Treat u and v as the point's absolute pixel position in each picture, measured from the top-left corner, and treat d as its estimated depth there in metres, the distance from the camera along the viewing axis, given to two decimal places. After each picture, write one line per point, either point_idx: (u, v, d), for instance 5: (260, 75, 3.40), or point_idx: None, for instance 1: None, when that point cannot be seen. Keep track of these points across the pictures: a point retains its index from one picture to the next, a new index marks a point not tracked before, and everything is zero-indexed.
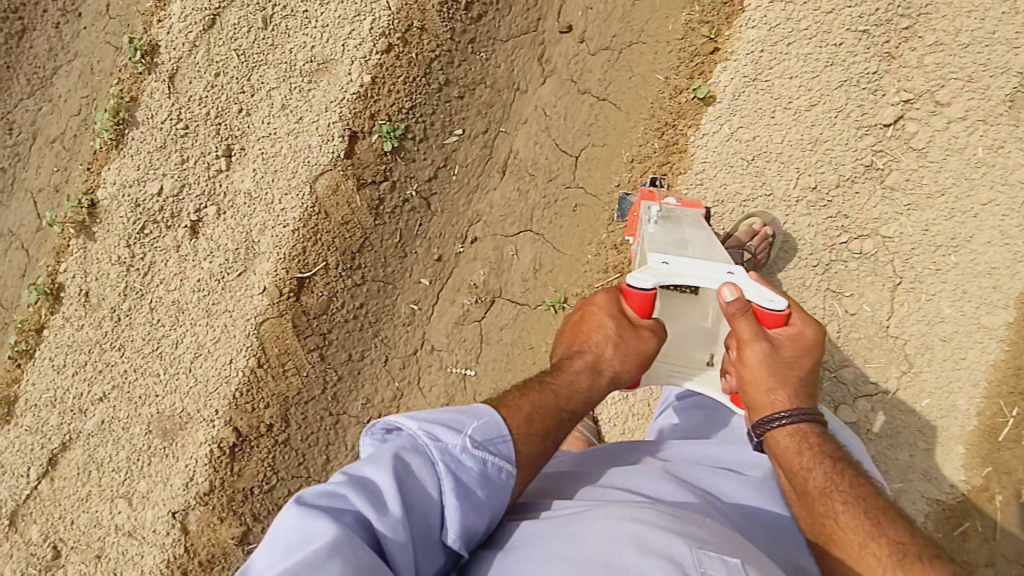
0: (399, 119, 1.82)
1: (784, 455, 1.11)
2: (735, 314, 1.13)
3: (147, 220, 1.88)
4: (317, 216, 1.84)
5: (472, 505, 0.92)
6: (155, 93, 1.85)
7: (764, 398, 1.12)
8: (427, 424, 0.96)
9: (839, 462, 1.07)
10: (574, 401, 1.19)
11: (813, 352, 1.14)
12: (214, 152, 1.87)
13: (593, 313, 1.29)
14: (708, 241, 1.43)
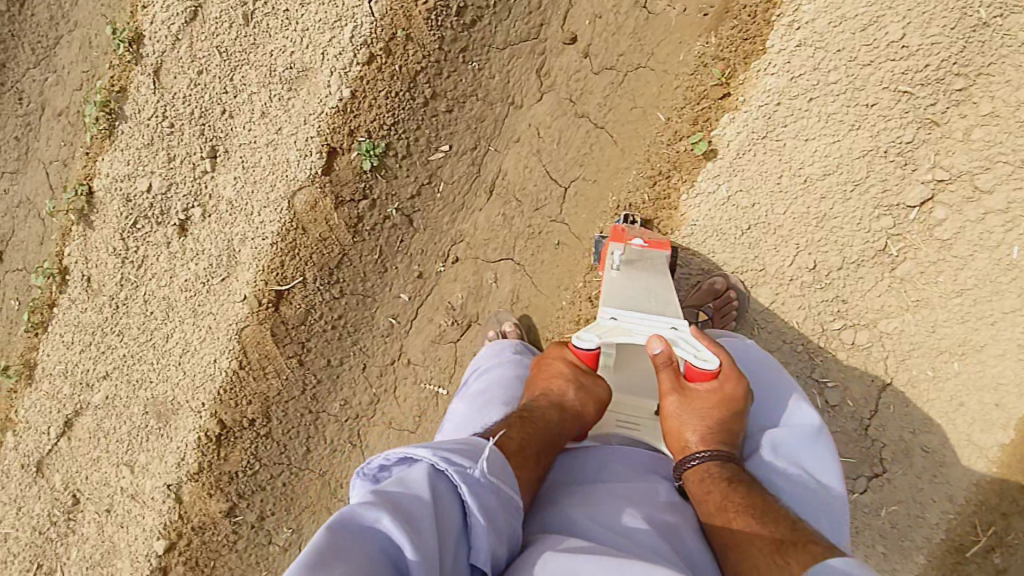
0: (379, 135, 1.72)
1: (693, 491, 1.03)
2: (661, 365, 1.11)
3: (138, 216, 1.83)
4: (295, 232, 1.77)
5: (496, 534, 0.78)
6: (141, 87, 1.79)
7: (679, 444, 1.09)
8: (437, 448, 0.83)
9: (737, 484, 1.01)
10: (548, 437, 1.03)
11: (734, 408, 1.09)
12: (200, 152, 1.80)
13: (549, 363, 1.18)
14: (664, 290, 1.29)
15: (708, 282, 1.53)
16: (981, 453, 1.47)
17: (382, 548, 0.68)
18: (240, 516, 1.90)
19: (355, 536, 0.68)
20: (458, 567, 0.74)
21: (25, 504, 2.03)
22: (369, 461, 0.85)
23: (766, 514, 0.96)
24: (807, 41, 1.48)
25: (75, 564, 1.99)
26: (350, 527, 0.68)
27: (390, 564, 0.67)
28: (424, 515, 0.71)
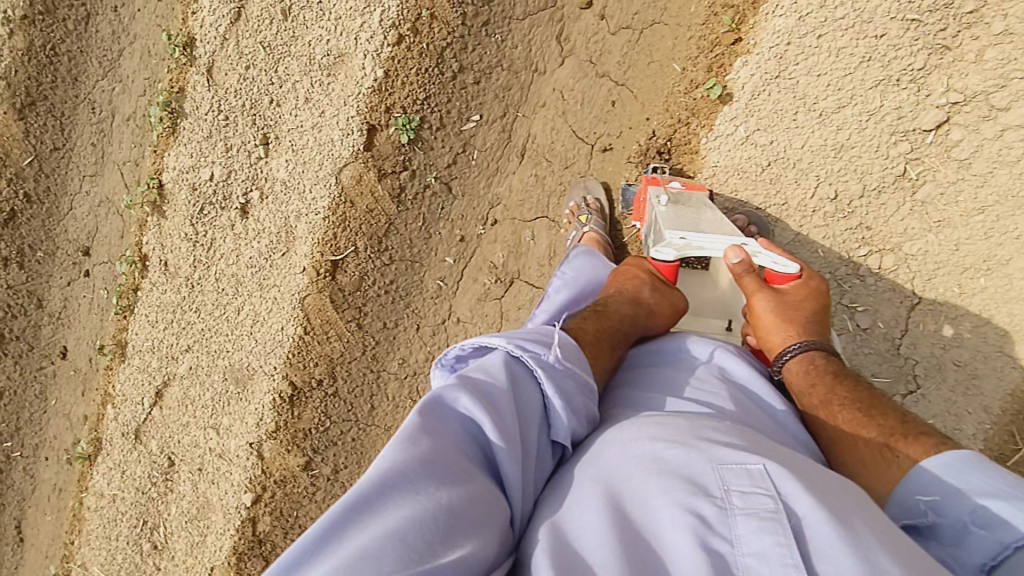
0: (413, 110, 1.86)
1: (794, 383, 1.13)
2: (744, 273, 1.21)
3: (204, 202, 2.06)
4: (345, 205, 1.93)
5: (573, 413, 0.90)
6: (197, 85, 2.04)
7: (777, 337, 1.17)
8: (515, 341, 0.94)
9: (842, 379, 1.11)
10: (621, 330, 1.15)
11: (818, 300, 1.22)
12: (253, 141, 2.02)
13: (631, 268, 1.30)
14: (714, 215, 1.38)
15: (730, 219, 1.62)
16: (1013, 364, 1.48)
17: (467, 425, 0.79)
18: (317, 470, 2.06)
19: (442, 414, 0.79)
20: (541, 444, 0.88)
21: (128, 467, 2.29)
22: (447, 353, 0.98)
23: (870, 407, 1.05)
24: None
25: (175, 519, 2.22)
26: (437, 404, 0.80)
27: (475, 440, 0.79)
28: (504, 399, 0.82)
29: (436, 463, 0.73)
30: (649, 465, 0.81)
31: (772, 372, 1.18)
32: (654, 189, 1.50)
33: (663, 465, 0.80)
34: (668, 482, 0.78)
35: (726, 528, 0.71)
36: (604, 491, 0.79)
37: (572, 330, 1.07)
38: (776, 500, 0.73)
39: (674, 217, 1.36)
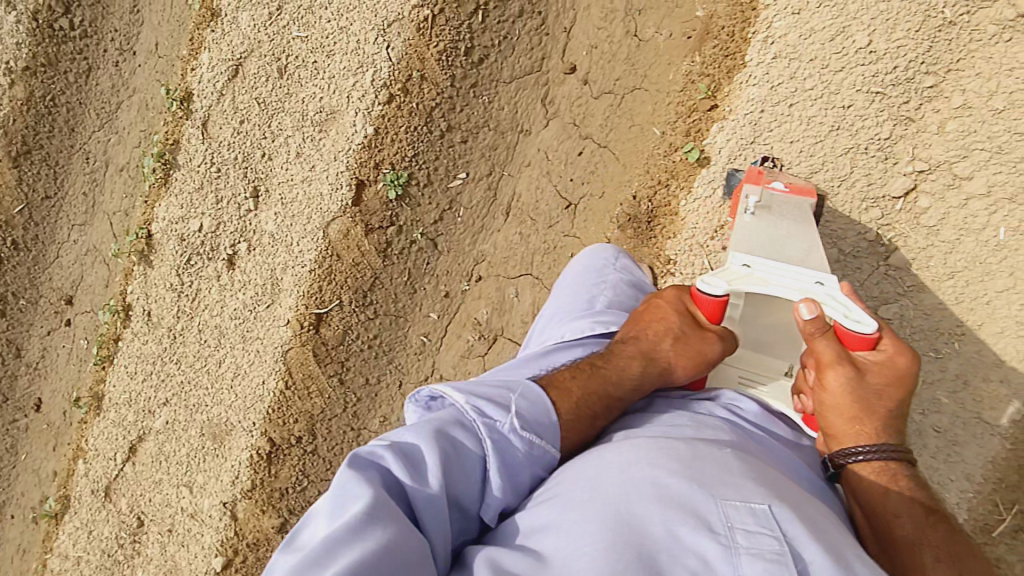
0: (402, 166, 1.91)
1: (860, 488, 1.01)
2: (814, 334, 1.03)
3: (192, 252, 2.10)
4: (331, 259, 1.95)
5: (509, 479, 0.96)
6: (192, 138, 2.12)
7: (847, 428, 1.03)
8: (472, 398, 1.00)
9: (937, 521, 0.96)
10: (620, 394, 1.13)
11: (897, 387, 1.02)
12: (243, 193, 2.07)
13: (658, 306, 1.23)
14: (808, 242, 1.27)
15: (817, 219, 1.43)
16: (992, 432, 1.48)
17: (390, 483, 0.87)
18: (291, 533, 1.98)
19: (379, 469, 0.88)
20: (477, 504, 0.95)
21: (95, 527, 2.20)
22: (420, 392, 1.07)
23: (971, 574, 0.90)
24: (780, 52, 1.62)
25: None
26: (366, 459, 0.88)
27: (405, 496, 0.88)
28: (439, 466, 0.89)
29: (377, 511, 0.81)
30: (657, 492, 0.86)
31: (830, 462, 1.06)
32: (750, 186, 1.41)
33: (664, 496, 0.85)
34: (672, 517, 0.83)
35: (728, 568, 0.77)
36: (609, 514, 0.84)
37: (556, 395, 1.06)
38: (778, 542, 0.78)
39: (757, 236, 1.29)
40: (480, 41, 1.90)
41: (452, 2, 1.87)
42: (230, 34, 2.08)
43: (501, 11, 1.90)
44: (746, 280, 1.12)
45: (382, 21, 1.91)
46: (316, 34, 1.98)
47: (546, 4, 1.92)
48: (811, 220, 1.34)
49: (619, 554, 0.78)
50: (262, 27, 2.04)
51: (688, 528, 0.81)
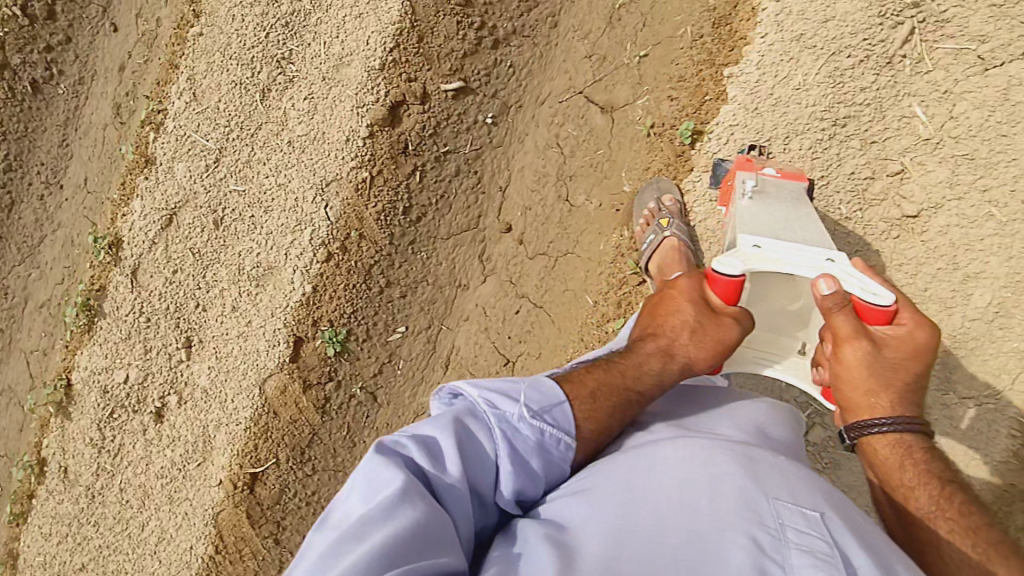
0: (340, 323, 1.93)
1: (879, 462, 1.09)
2: (832, 309, 1.11)
3: (115, 405, 2.02)
4: (267, 416, 1.92)
5: (526, 473, 0.95)
6: (120, 285, 2.05)
7: (865, 400, 1.10)
8: (485, 392, 0.98)
9: (954, 492, 1.03)
10: (642, 388, 1.10)
11: (913, 360, 1.10)
12: (175, 343, 2.01)
13: (672, 298, 1.22)
14: (808, 218, 1.39)
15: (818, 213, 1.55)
16: None
17: (414, 470, 0.87)
18: None
19: (407, 456, 0.88)
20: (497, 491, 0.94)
21: None
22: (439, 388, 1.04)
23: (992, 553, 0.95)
24: (704, 236, 1.74)
25: None
26: (389, 447, 0.88)
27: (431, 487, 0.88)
28: (457, 454, 0.89)
29: (407, 493, 0.81)
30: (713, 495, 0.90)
31: (848, 434, 1.13)
32: (744, 171, 1.52)
33: (721, 494, 0.89)
34: (729, 513, 0.86)
35: (781, 557, 0.80)
36: (670, 511, 0.88)
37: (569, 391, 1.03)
38: (832, 545, 0.81)
39: (757, 214, 1.39)
40: (418, 199, 1.97)
41: (390, 163, 1.93)
42: (166, 182, 2.05)
43: (438, 170, 1.98)
44: (760, 259, 1.19)
45: (320, 180, 1.93)
46: (254, 189, 1.98)
47: (482, 164, 2.02)
48: (802, 200, 1.48)
49: (678, 551, 0.82)
50: (198, 177, 2.02)
51: (742, 523, 0.85)
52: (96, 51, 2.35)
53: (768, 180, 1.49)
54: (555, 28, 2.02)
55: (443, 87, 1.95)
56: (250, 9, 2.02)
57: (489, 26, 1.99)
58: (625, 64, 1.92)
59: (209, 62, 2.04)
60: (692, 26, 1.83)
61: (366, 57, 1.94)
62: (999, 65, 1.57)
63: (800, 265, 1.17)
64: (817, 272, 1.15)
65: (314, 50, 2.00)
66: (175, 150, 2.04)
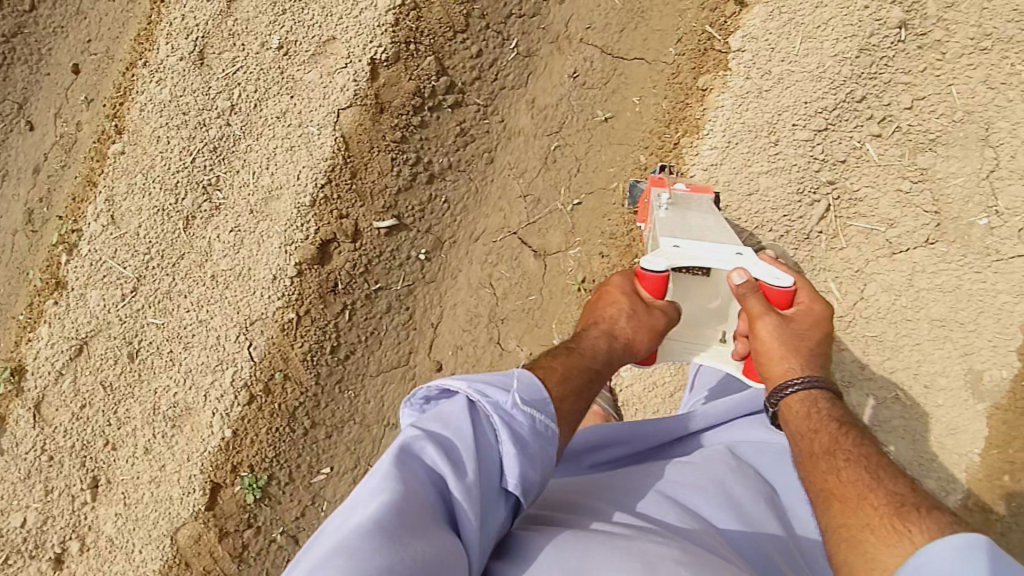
0: (261, 468, 1.88)
1: (792, 418, 1.25)
2: (747, 293, 1.33)
3: (10, 550, 1.90)
4: (179, 566, 1.86)
5: (526, 459, 1.00)
6: (20, 419, 1.92)
7: (779, 367, 1.29)
8: (477, 385, 1.06)
9: (847, 431, 1.18)
10: (596, 364, 1.33)
11: (813, 328, 1.33)
12: (80, 484, 1.91)
13: (609, 292, 1.47)
14: (717, 223, 1.56)
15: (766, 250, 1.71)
16: None
17: (427, 470, 0.92)
18: None
19: (409, 461, 0.91)
20: (498, 493, 0.98)
21: None
22: (415, 394, 1.09)
23: (878, 472, 1.08)
24: (627, 400, 1.79)
25: None
26: (404, 452, 0.93)
27: (435, 490, 0.90)
28: (465, 452, 0.95)
29: (407, 500, 0.84)
30: (642, 555, 0.91)
31: (770, 402, 1.30)
32: (658, 189, 1.66)
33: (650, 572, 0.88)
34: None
35: None
36: None
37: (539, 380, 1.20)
38: None
39: (675, 222, 1.53)
40: (347, 337, 1.93)
41: (318, 302, 1.88)
42: (76, 310, 1.91)
43: (368, 307, 1.95)
44: (682, 256, 1.41)
45: (244, 319, 1.86)
46: (173, 322, 1.88)
47: (414, 299, 2.00)
48: (711, 209, 1.64)
49: None
50: (113, 307, 1.89)
51: None
52: (10, 151, 2.12)
53: (681, 194, 1.64)
54: (492, 164, 2.00)
55: (376, 225, 1.90)
56: (176, 131, 1.88)
57: (424, 161, 1.93)
58: (559, 208, 1.94)
59: (131, 183, 1.89)
60: (623, 180, 1.88)
61: (296, 193, 1.86)
62: (904, 250, 1.73)
63: (716, 258, 1.39)
64: (732, 264, 1.37)
65: (243, 178, 1.88)
66: (89, 276, 1.90)
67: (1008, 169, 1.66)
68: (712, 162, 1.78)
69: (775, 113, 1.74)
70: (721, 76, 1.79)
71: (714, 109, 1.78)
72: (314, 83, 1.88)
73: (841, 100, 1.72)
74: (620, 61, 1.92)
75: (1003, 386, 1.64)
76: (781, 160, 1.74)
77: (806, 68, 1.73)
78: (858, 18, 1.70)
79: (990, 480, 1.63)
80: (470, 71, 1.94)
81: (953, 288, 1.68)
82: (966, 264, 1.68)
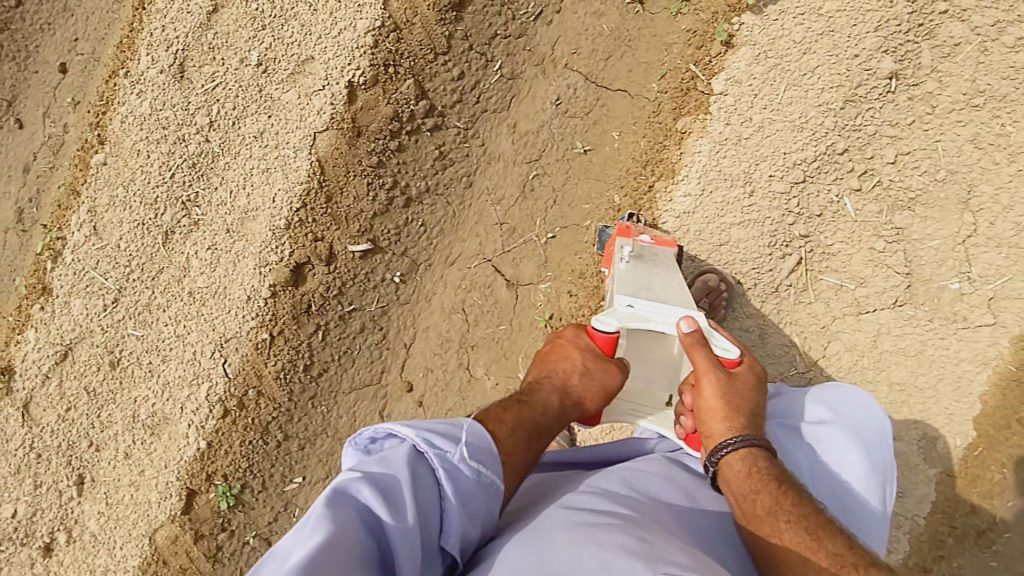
0: (235, 477, 1.96)
1: (733, 481, 1.17)
2: (695, 345, 1.26)
3: (3, 537, 2.03)
4: (157, 563, 1.97)
5: (467, 514, 0.97)
6: (10, 417, 2.01)
7: (720, 429, 1.21)
8: (421, 431, 1.02)
9: (786, 487, 1.13)
10: (547, 421, 1.27)
11: (757, 391, 1.26)
12: (66, 480, 2.01)
13: (562, 347, 1.41)
14: (675, 283, 1.54)
15: (702, 278, 1.70)
16: None
17: (365, 513, 0.88)
18: None
19: (346, 499, 0.88)
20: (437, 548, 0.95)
21: None
22: (360, 434, 1.03)
23: (819, 528, 1.07)
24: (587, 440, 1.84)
25: None
26: (342, 494, 0.88)
27: (371, 530, 0.87)
28: (408, 494, 0.91)
29: (336, 547, 0.80)
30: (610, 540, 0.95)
31: (710, 464, 1.21)
32: (621, 240, 1.65)
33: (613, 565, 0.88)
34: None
35: None
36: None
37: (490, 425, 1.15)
38: None
39: (633, 280, 1.52)
40: (320, 356, 1.97)
41: (292, 323, 1.90)
42: (60, 316, 1.95)
43: (341, 328, 1.97)
44: (632, 318, 1.39)
45: (219, 336, 1.90)
46: (153, 334, 1.92)
47: (388, 320, 2.02)
48: (674, 266, 1.62)
49: None
50: (96, 316, 1.93)
51: None
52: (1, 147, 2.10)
53: (644, 247, 1.63)
54: (470, 188, 1.95)
55: (350, 248, 1.89)
56: (156, 146, 1.86)
57: (401, 185, 1.90)
58: (533, 239, 1.92)
59: (112, 196, 1.89)
60: (596, 219, 1.87)
61: (271, 215, 1.85)
62: (871, 310, 1.73)
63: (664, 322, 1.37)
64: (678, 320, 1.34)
65: (220, 196, 1.87)
66: (72, 285, 1.93)
67: (984, 236, 1.64)
68: (685, 211, 1.75)
69: (752, 162, 1.70)
70: (701, 119, 1.74)
71: (691, 154, 1.74)
72: (292, 104, 1.84)
73: (822, 151, 1.67)
74: (603, 91, 1.86)
75: (955, 454, 1.68)
76: (755, 212, 1.71)
77: (787, 117, 1.67)
78: (845, 67, 1.64)
79: (933, 543, 1.68)
80: (452, 94, 1.88)
81: (916, 352, 1.70)
82: (932, 330, 1.69)
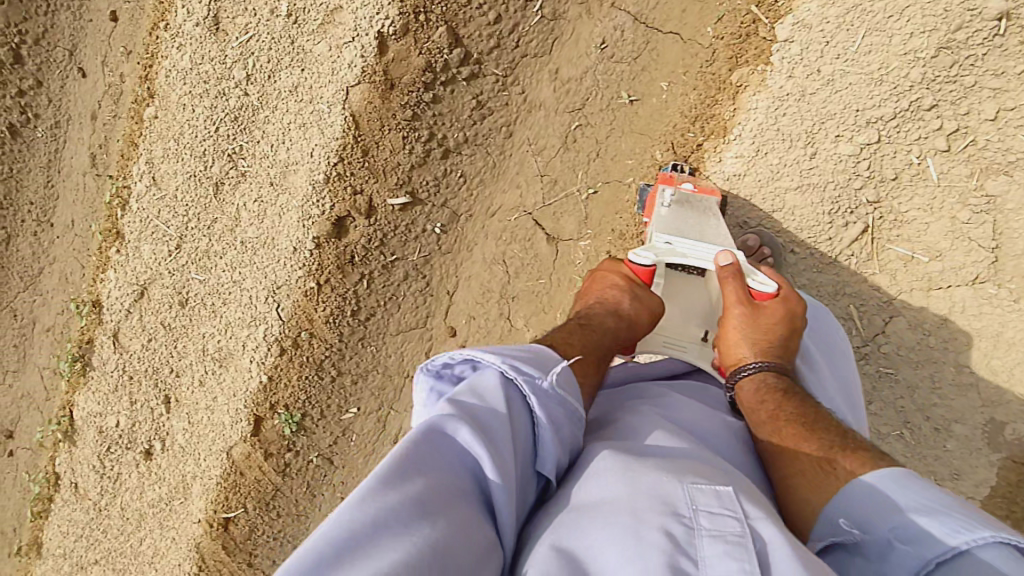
0: (296, 407, 2.06)
1: (745, 401, 1.15)
2: (728, 277, 1.24)
3: (111, 442, 2.29)
4: (235, 474, 2.13)
5: (559, 444, 0.85)
6: (104, 344, 2.24)
7: (736, 354, 1.20)
8: (504, 355, 0.87)
9: (791, 396, 1.13)
10: (604, 342, 1.15)
11: (785, 325, 1.22)
12: (155, 399, 2.23)
13: (606, 276, 1.30)
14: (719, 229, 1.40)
15: (741, 240, 1.59)
16: None
17: (455, 454, 0.75)
18: None
19: (438, 445, 0.75)
20: (526, 476, 0.83)
21: None
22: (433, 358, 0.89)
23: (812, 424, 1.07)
24: None
25: None
26: (430, 436, 0.75)
27: (464, 475, 0.75)
28: (503, 431, 0.78)
29: (427, 502, 0.68)
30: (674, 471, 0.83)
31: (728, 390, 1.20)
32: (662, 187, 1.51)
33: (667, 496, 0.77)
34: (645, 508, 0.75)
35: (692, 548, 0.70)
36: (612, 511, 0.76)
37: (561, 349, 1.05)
38: (742, 524, 0.74)
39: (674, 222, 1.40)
40: (366, 302, 1.98)
41: (337, 272, 1.92)
42: (133, 259, 2.12)
43: (386, 277, 1.97)
44: (671, 253, 1.30)
45: (271, 283, 1.98)
46: (213, 279, 2.05)
47: (431, 269, 1.99)
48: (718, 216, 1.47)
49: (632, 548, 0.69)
50: (163, 261, 2.08)
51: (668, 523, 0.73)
52: (68, 96, 2.19)
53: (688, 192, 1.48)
54: (510, 139, 1.87)
55: (389, 202, 1.87)
56: (199, 99, 1.92)
57: (438, 136, 1.84)
58: (575, 194, 1.85)
59: (165, 148, 2.00)
60: (638, 176, 1.77)
61: (310, 169, 1.87)
62: (945, 286, 1.55)
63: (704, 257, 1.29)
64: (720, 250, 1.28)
65: (262, 149, 1.92)
66: (140, 231, 2.09)
67: None
68: (735, 173, 1.64)
69: (817, 121, 1.56)
70: (759, 71, 1.61)
71: (745, 111, 1.62)
72: (324, 56, 1.83)
73: (902, 108, 1.49)
74: (654, 34, 1.72)
75: None
76: (816, 174, 1.57)
77: (864, 68, 1.51)
78: (943, 7, 1.43)
79: None
80: (488, 39, 1.78)
81: (994, 334, 1.52)
82: (1016, 310, 1.50)
